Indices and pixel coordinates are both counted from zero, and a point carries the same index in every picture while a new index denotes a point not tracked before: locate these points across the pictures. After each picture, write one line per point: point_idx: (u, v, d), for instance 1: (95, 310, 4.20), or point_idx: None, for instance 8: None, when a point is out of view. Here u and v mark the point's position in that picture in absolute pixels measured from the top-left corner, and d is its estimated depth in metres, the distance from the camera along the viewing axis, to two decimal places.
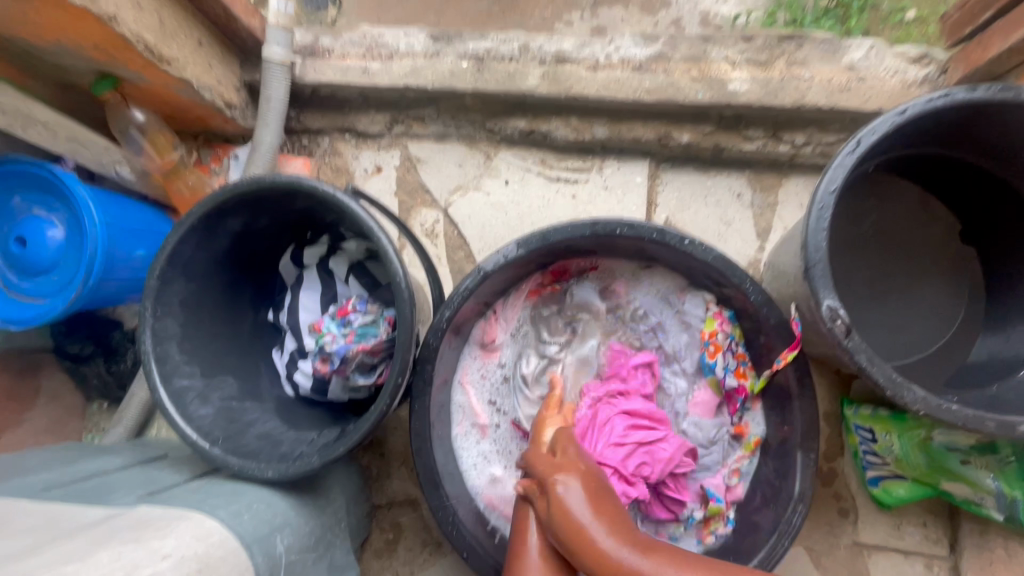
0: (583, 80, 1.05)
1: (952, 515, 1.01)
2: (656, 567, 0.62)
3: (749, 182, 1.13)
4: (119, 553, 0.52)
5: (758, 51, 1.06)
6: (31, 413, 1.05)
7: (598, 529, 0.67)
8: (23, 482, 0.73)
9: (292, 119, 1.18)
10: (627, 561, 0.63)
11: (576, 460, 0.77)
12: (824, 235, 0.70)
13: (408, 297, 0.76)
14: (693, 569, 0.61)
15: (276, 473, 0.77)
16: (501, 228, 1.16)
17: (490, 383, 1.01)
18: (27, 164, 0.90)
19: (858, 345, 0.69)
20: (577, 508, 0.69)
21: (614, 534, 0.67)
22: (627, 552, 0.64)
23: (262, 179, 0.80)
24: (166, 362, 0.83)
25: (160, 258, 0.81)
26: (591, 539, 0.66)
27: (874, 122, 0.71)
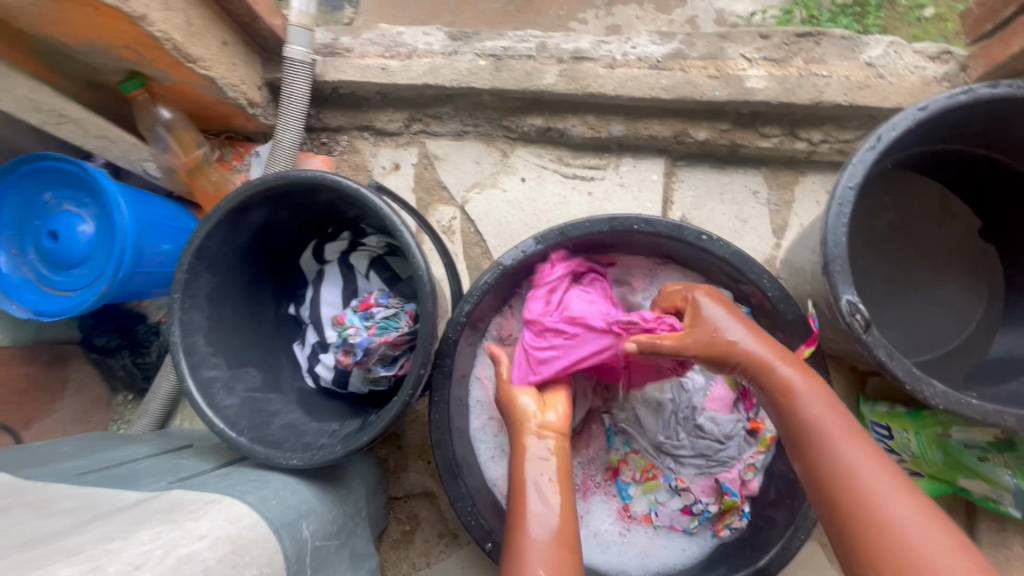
0: (600, 78, 1.06)
1: (970, 513, 1.01)
2: (828, 426, 0.66)
3: (765, 179, 1.13)
4: (158, 532, 0.55)
5: (775, 48, 1.06)
6: (60, 404, 1.08)
7: (807, 394, 0.68)
8: (59, 468, 0.75)
9: (312, 117, 1.20)
10: (827, 424, 0.66)
11: (544, 472, 0.76)
12: (843, 231, 0.71)
13: (431, 290, 0.78)
14: (859, 449, 0.64)
15: (301, 461, 0.79)
16: (517, 225, 1.17)
17: None
18: (60, 160, 0.93)
19: (878, 339, 0.69)
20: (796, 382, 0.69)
21: (815, 398, 0.68)
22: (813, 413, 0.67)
23: (289, 175, 0.82)
24: (193, 353, 0.85)
25: (188, 251, 0.83)
26: (779, 373, 0.70)
27: (894, 118, 0.72)
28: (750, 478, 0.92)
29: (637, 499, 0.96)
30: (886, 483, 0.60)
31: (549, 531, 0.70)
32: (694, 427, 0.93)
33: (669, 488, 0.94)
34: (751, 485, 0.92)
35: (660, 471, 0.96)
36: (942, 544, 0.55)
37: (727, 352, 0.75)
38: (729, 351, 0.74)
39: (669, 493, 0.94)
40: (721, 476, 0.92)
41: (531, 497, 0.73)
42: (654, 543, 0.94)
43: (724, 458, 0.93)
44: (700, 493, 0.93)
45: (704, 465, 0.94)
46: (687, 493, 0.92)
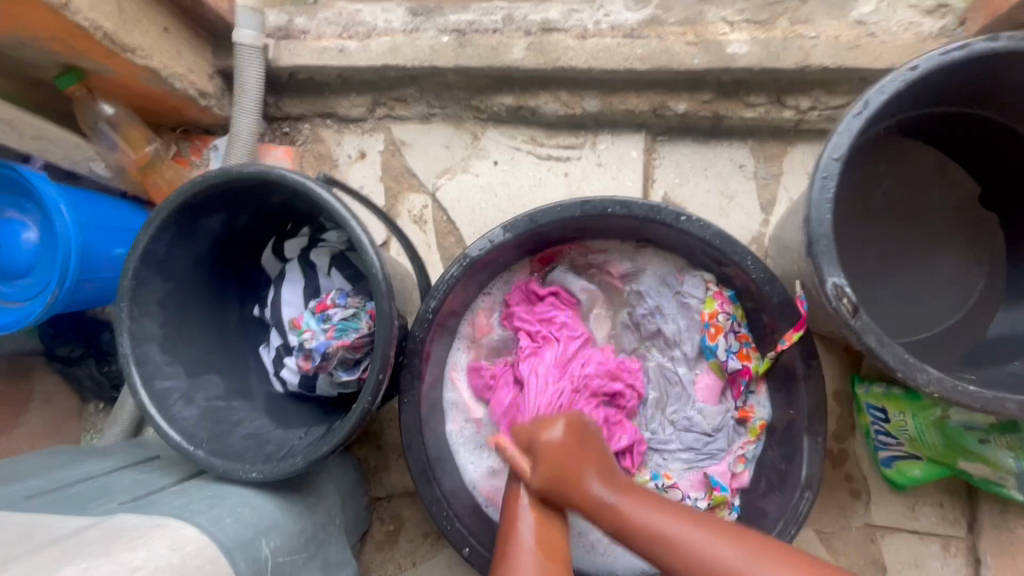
0: (570, 50, 0.99)
1: (971, 494, 0.97)
2: (666, 525, 0.66)
3: (752, 152, 1.06)
4: (85, 568, 0.51)
5: (758, 9, 0.99)
6: (25, 417, 1.04)
7: (625, 506, 0.70)
8: (6, 491, 0.71)
9: (271, 106, 1.13)
10: (668, 522, 0.66)
11: (554, 481, 0.77)
12: (828, 207, 0.65)
13: (386, 290, 0.73)
14: (691, 529, 0.65)
15: (261, 474, 0.75)
16: (492, 211, 1.11)
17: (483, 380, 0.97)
18: None
19: (866, 325, 0.64)
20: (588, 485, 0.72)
21: (642, 511, 0.69)
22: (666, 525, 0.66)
23: (232, 171, 0.76)
24: (146, 364, 0.80)
25: (132, 257, 0.78)
26: (592, 491, 0.71)
27: (882, 81, 0.65)
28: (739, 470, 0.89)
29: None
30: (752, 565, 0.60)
31: (539, 537, 0.71)
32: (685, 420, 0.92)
33: (656, 486, 0.90)
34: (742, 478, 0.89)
35: (648, 469, 0.91)
36: None
37: (572, 486, 0.72)
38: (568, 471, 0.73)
39: (656, 491, 0.89)
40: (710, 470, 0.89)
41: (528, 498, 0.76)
42: None
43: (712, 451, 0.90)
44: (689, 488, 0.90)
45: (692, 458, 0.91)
46: (675, 490, 0.89)
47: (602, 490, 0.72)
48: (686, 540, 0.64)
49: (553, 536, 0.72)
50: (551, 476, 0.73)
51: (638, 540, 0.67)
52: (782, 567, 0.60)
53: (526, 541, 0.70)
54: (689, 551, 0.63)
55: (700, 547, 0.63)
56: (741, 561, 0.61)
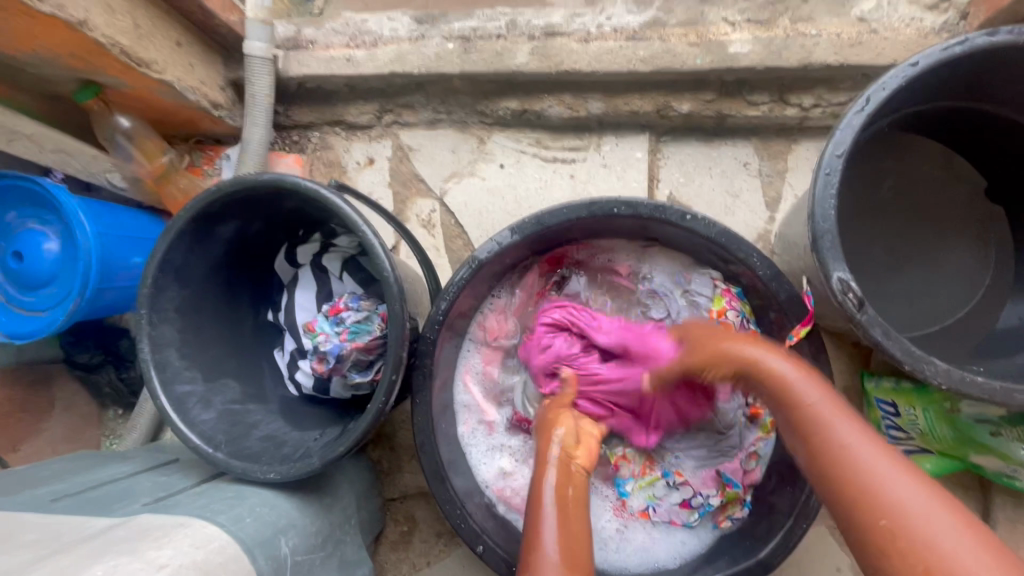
0: (574, 53, 1.00)
1: (984, 487, 0.96)
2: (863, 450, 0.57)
3: (756, 150, 1.07)
4: (114, 565, 0.53)
5: (759, 9, 1.00)
6: (47, 423, 1.07)
7: (780, 372, 0.66)
8: (34, 494, 0.74)
9: (280, 115, 1.16)
10: (838, 428, 0.59)
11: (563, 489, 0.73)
12: (832, 203, 0.66)
13: (398, 292, 0.74)
14: (884, 460, 0.56)
15: (279, 475, 0.77)
16: (499, 214, 1.13)
17: (496, 382, 1.00)
18: (18, 178, 0.90)
19: (873, 318, 0.64)
20: (793, 382, 0.65)
21: (779, 365, 0.67)
22: (859, 453, 0.57)
23: (246, 179, 0.78)
24: (165, 369, 0.82)
25: (150, 265, 0.80)
26: (755, 353, 0.69)
27: (884, 77, 0.66)
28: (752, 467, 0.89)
29: (636, 493, 0.93)
30: (925, 504, 0.51)
31: (563, 550, 0.66)
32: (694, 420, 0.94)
33: (668, 483, 0.92)
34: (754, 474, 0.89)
35: (658, 466, 0.95)
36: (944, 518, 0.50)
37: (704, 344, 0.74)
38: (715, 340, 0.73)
39: (668, 488, 0.92)
40: (723, 466, 0.90)
41: (546, 511, 0.71)
42: (652, 537, 0.90)
43: (726, 447, 0.92)
44: (700, 486, 0.91)
45: (705, 456, 0.93)
46: (686, 487, 0.91)
47: (767, 356, 0.68)
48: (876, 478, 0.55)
49: (576, 540, 0.68)
50: (722, 349, 0.71)
51: (821, 458, 0.59)
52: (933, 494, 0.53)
53: (548, 553, 0.66)
54: (848, 448, 0.57)
55: (874, 476, 0.55)
56: (876, 462, 0.56)
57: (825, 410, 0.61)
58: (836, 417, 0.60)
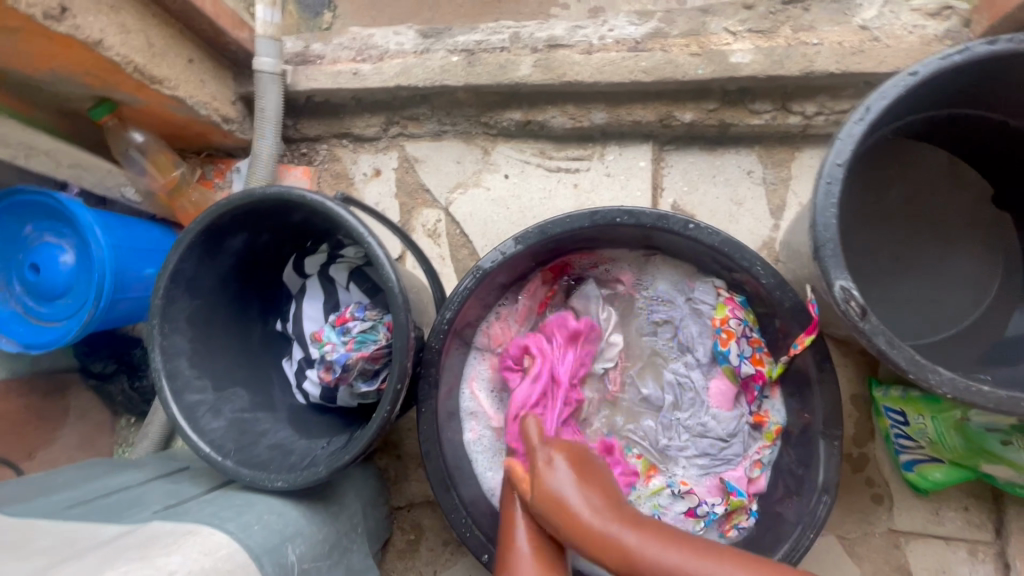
0: (576, 65, 1.01)
1: (996, 497, 0.95)
2: (649, 546, 0.68)
3: (759, 158, 1.07)
4: (125, 571, 0.54)
5: (760, 19, 1.00)
6: (61, 432, 1.09)
7: (573, 503, 0.75)
8: (49, 500, 0.75)
9: (289, 128, 1.18)
10: (672, 554, 0.66)
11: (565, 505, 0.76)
12: (833, 211, 0.66)
13: (403, 302, 0.75)
14: (693, 563, 0.64)
15: (286, 483, 0.78)
16: (504, 223, 1.14)
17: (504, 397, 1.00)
18: (36, 193, 0.93)
19: (875, 326, 0.64)
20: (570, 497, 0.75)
21: (570, 488, 0.76)
22: (625, 538, 0.69)
23: (254, 192, 0.79)
24: (176, 378, 0.84)
25: (162, 277, 0.82)
26: (567, 496, 0.76)
27: (883, 86, 0.66)
28: (756, 475, 0.89)
29: (641, 502, 0.93)
30: None
31: (531, 548, 0.76)
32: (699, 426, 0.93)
33: (672, 492, 0.91)
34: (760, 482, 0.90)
35: (663, 476, 0.94)
36: None
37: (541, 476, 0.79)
38: (576, 457, 0.82)
39: (672, 497, 0.91)
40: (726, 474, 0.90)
41: (519, 522, 0.79)
42: None
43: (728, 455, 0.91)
44: (705, 494, 0.91)
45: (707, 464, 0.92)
46: (692, 496, 0.90)
47: (581, 500, 0.75)
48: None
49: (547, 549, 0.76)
50: (551, 506, 0.76)
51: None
52: None
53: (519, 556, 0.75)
54: (689, 570, 0.63)
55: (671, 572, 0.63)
56: (700, 567, 0.64)
57: (664, 557, 0.66)
58: (655, 545, 0.68)
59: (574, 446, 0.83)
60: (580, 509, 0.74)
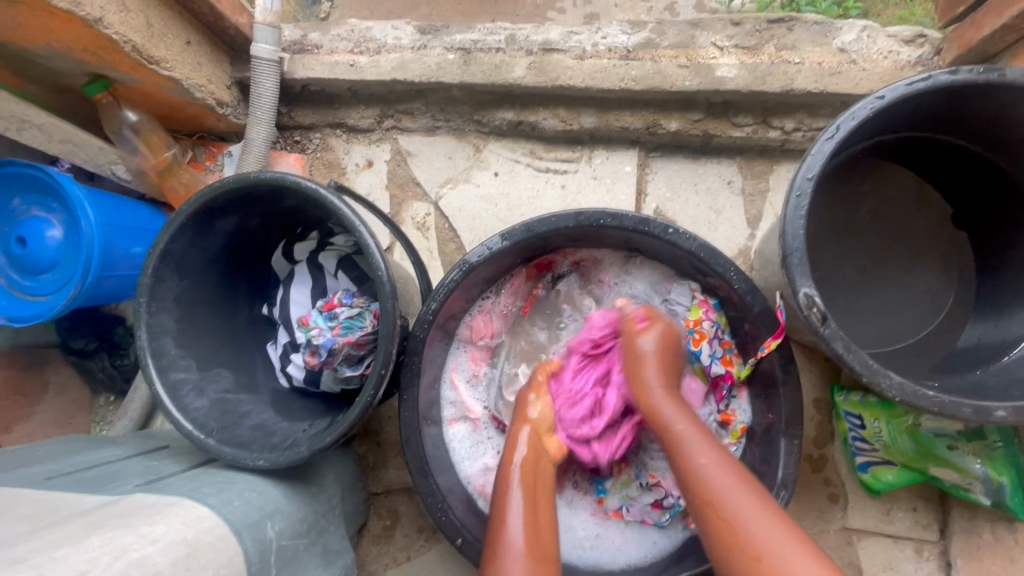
0: (569, 69, 1.04)
1: (944, 500, 1.01)
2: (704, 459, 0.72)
3: (739, 169, 1.12)
4: (109, 538, 0.55)
5: (746, 35, 1.04)
6: (40, 406, 1.09)
7: (677, 422, 0.78)
8: (29, 471, 0.76)
9: (283, 115, 1.19)
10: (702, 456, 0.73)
11: (528, 481, 0.81)
12: (801, 223, 0.70)
13: (390, 290, 0.77)
14: (719, 468, 0.71)
15: (268, 462, 0.79)
16: (491, 220, 1.16)
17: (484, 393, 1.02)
18: (25, 166, 0.93)
19: (835, 332, 0.68)
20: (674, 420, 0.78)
21: (692, 435, 0.76)
22: (672, 413, 0.80)
23: (248, 177, 0.81)
24: (161, 356, 0.85)
25: (152, 256, 0.83)
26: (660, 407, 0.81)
27: (853, 108, 0.71)
28: None
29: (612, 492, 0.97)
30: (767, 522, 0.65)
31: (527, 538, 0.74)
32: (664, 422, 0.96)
33: (641, 484, 0.95)
34: None
35: (632, 469, 0.97)
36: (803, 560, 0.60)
37: (627, 333, 0.90)
38: (640, 363, 0.86)
39: (641, 489, 0.95)
40: None
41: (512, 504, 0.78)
42: (625, 536, 0.94)
43: None
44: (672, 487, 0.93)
45: None
46: (658, 489, 0.94)
47: (671, 411, 0.80)
48: (732, 502, 0.67)
49: (543, 539, 0.75)
50: (651, 405, 0.82)
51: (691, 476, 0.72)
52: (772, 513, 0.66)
53: (515, 542, 0.73)
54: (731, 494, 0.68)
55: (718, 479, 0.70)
56: (730, 487, 0.69)
57: (719, 476, 0.70)
58: (697, 439, 0.75)
59: (675, 396, 0.83)
60: (683, 428, 0.77)
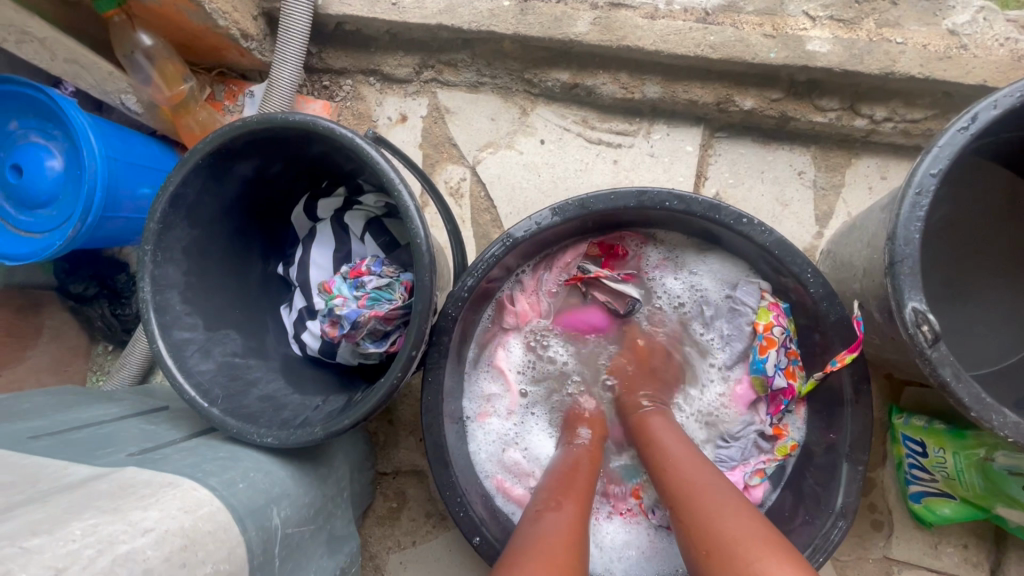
0: (639, 29, 0.92)
1: (998, 539, 0.93)
2: (685, 464, 0.68)
3: (813, 159, 1.01)
4: (94, 524, 0.47)
5: (844, 6, 0.92)
6: (33, 351, 1.01)
7: (660, 430, 0.76)
8: (13, 427, 0.68)
9: (313, 56, 1.08)
10: (681, 463, 0.69)
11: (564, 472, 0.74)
12: (918, 226, 0.60)
13: (429, 262, 0.68)
14: (695, 468, 0.67)
15: (277, 440, 0.72)
16: (533, 191, 1.06)
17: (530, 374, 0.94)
18: (25, 85, 0.82)
19: (944, 356, 0.59)
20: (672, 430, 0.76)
21: (668, 434, 0.75)
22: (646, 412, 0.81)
23: (276, 117, 0.71)
24: (165, 312, 0.76)
25: (160, 198, 0.74)
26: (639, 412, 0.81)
27: (996, 94, 0.60)
28: (755, 482, 0.85)
29: (645, 484, 0.90)
30: (736, 518, 0.57)
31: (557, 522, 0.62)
32: (702, 416, 0.91)
33: None
34: (755, 492, 0.86)
35: None
36: (763, 551, 0.53)
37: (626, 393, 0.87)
38: (631, 386, 0.87)
39: None
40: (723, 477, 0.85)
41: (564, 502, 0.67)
42: (654, 546, 0.87)
43: (726, 457, 0.88)
44: None
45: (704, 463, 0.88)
46: None
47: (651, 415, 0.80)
48: (703, 491, 0.62)
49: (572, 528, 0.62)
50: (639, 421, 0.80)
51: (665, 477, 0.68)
52: (747, 517, 0.58)
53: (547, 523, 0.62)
54: (702, 488, 0.63)
55: (693, 477, 0.66)
56: (706, 485, 0.64)
57: (689, 469, 0.67)
58: (679, 447, 0.72)
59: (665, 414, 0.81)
60: (662, 430, 0.76)
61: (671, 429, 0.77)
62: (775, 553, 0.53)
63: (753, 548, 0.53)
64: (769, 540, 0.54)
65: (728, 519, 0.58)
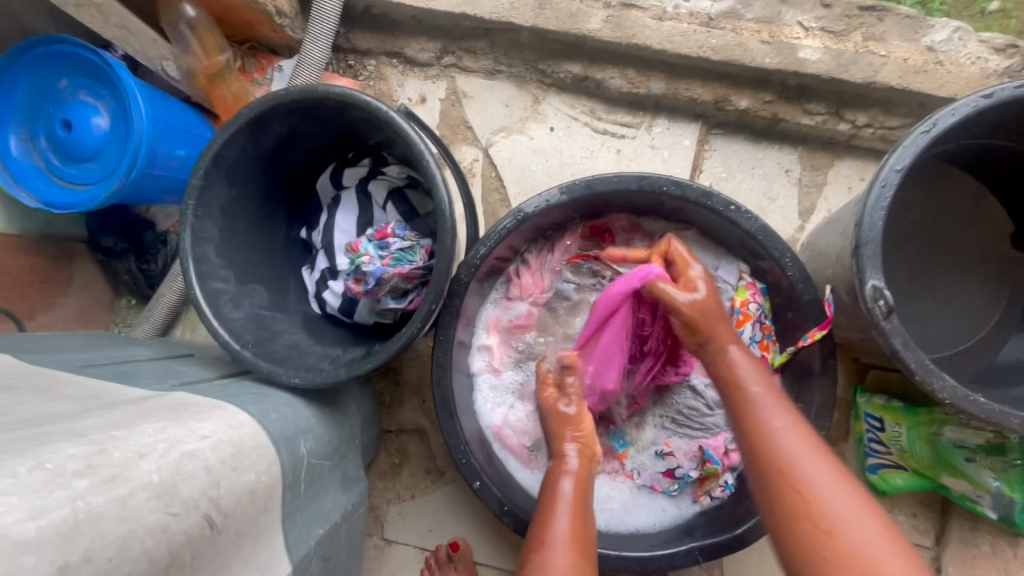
0: (647, 29, 1.00)
1: (944, 510, 1.03)
2: (767, 411, 0.68)
3: (800, 159, 1.10)
4: (162, 427, 0.55)
5: (835, 19, 1.01)
6: (63, 299, 1.07)
7: (750, 376, 0.72)
8: (64, 357, 0.75)
9: (341, 36, 1.14)
10: (781, 430, 0.66)
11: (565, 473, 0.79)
12: (881, 215, 0.69)
13: (451, 226, 0.76)
14: (794, 435, 0.66)
15: (303, 381, 0.79)
16: (540, 174, 1.14)
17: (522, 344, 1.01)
18: (78, 46, 0.89)
19: (896, 328, 0.68)
20: (739, 363, 0.74)
21: (756, 386, 0.71)
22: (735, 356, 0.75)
23: (316, 88, 0.78)
24: (203, 262, 0.83)
25: (205, 157, 0.81)
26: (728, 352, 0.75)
27: (955, 103, 0.68)
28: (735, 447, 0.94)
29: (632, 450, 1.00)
30: (845, 500, 0.60)
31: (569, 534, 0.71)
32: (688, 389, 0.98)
33: (655, 451, 0.98)
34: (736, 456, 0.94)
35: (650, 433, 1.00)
36: (884, 547, 0.57)
37: (706, 333, 0.77)
38: (707, 323, 0.77)
39: (654, 456, 0.98)
40: (705, 442, 0.95)
41: (561, 511, 0.74)
42: (636, 501, 0.96)
43: (709, 424, 0.96)
44: (682, 458, 0.96)
45: (689, 432, 0.97)
46: (671, 457, 0.96)
47: (742, 359, 0.74)
48: (812, 469, 0.62)
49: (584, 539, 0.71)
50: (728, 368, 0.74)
51: (758, 445, 0.66)
52: (858, 503, 0.60)
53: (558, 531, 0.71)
54: (803, 463, 0.63)
55: (792, 447, 0.65)
56: (810, 460, 0.63)
57: (789, 434, 0.66)
58: (776, 408, 0.68)
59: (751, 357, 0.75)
60: (756, 385, 0.71)
61: (760, 378, 0.72)
62: (897, 550, 0.57)
63: (872, 545, 0.56)
64: (880, 526, 0.59)
65: (841, 500, 0.60)
